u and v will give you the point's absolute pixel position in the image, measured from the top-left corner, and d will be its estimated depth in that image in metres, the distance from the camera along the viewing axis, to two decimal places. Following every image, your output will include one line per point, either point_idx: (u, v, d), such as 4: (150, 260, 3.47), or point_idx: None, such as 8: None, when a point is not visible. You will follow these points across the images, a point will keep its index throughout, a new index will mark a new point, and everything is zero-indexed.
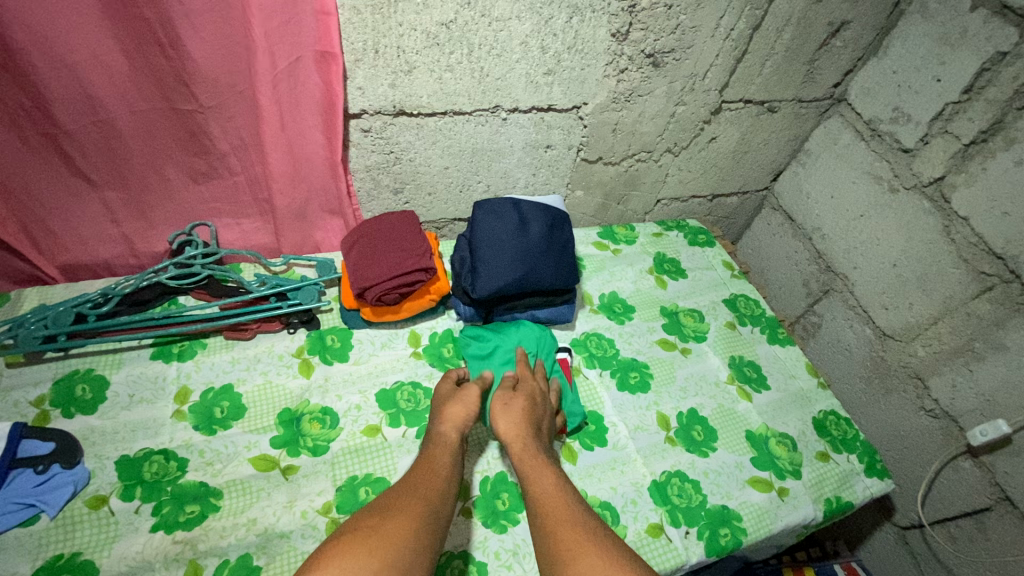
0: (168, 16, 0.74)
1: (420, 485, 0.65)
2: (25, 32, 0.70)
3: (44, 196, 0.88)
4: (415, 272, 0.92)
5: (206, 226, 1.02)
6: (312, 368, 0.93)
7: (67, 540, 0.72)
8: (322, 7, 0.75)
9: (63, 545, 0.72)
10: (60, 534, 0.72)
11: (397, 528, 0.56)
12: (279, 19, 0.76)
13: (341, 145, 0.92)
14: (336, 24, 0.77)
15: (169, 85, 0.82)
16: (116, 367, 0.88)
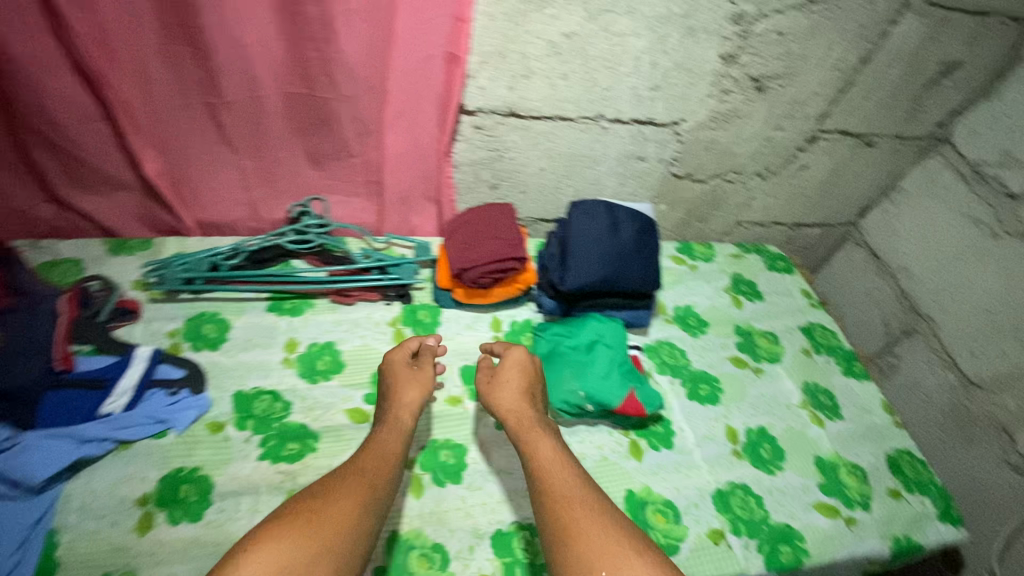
0: (333, 14, 0.84)
1: (372, 472, 0.69)
2: (211, 11, 0.82)
3: (194, 156, 1.02)
4: (510, 260, 0.96)
5: (319, 201, 1.13)
6: (404, 338, 1.01)
7: (188, 455, 0.82)
8: (459, 14, 0.84)
9: (185, 459, 0.82)
10: (183, 450, 0.83)
11: (333, 520, 0.61)
12: (420, 19, 0.85)
13: (449, 132, 1.01)
14: (469, 30, 0.86)
15: (317, 72, 0.92)
16: (238, 314, 0.99)
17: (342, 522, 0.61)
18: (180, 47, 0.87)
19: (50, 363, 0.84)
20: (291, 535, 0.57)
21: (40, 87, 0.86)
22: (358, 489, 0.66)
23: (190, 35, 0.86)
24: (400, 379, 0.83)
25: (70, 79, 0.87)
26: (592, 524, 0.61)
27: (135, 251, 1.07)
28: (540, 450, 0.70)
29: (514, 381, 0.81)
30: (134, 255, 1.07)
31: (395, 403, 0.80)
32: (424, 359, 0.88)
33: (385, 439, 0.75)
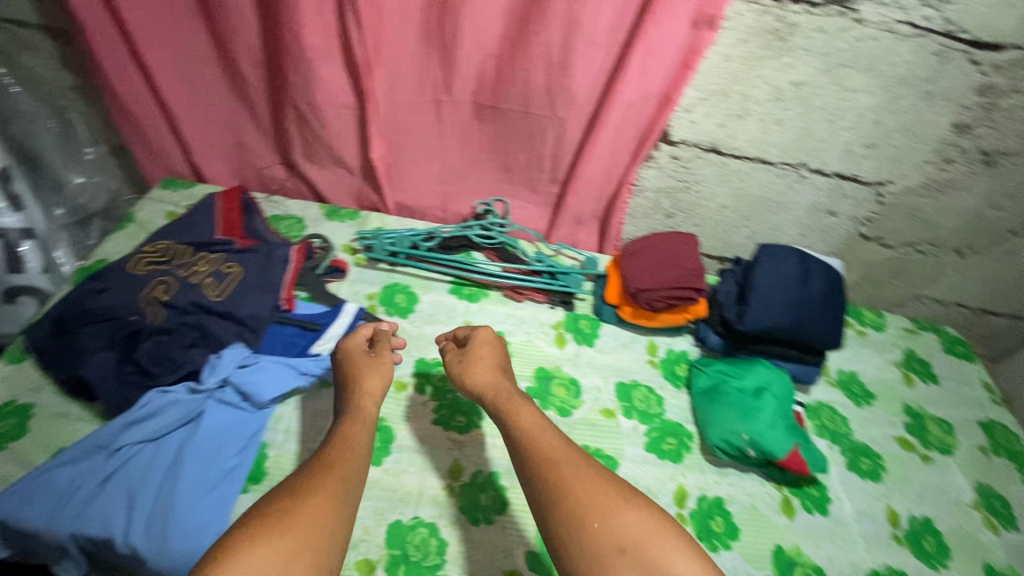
0: (575, 41, 0.90)
1: (342, 462, 0.66)
2: (467, 25, 0.93)
3: (409, 145, 1.15)
4: (690, 290, 0.96)
5: (501, 203, 1.24)
6: (565, 342, 1.04)
7: None
8: (687, 61, 0.88)
9: None
10: None
11: (313, 514, 0.57)
12: (654, 63, 0.89)
13: (636, 164, 1.05)
14: (687, 79, 0.90)
15: (538, 94, 1.00)
16: (425, 290, 1.09)
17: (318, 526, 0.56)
18: (430, 52, 0.99)
19: (273, 301, 0.98)
20: (278, 535, 0.53)
21: (315, 76, 1.01)
22: (332, 483, 0.62)
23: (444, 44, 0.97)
24: (360, 363, 0.82)
25: (340, 69, 1.01)
26: (577, 474, 0.62)
27: (344, 219, 1.19)
28: (521, 414, 0.70)
29: (484, 370, 0.80)
30: (344, 223, 1.18)
31: (360, 389, 0.79)
32: (382, 345, 0.87)
33: (350, 426, 0.73)
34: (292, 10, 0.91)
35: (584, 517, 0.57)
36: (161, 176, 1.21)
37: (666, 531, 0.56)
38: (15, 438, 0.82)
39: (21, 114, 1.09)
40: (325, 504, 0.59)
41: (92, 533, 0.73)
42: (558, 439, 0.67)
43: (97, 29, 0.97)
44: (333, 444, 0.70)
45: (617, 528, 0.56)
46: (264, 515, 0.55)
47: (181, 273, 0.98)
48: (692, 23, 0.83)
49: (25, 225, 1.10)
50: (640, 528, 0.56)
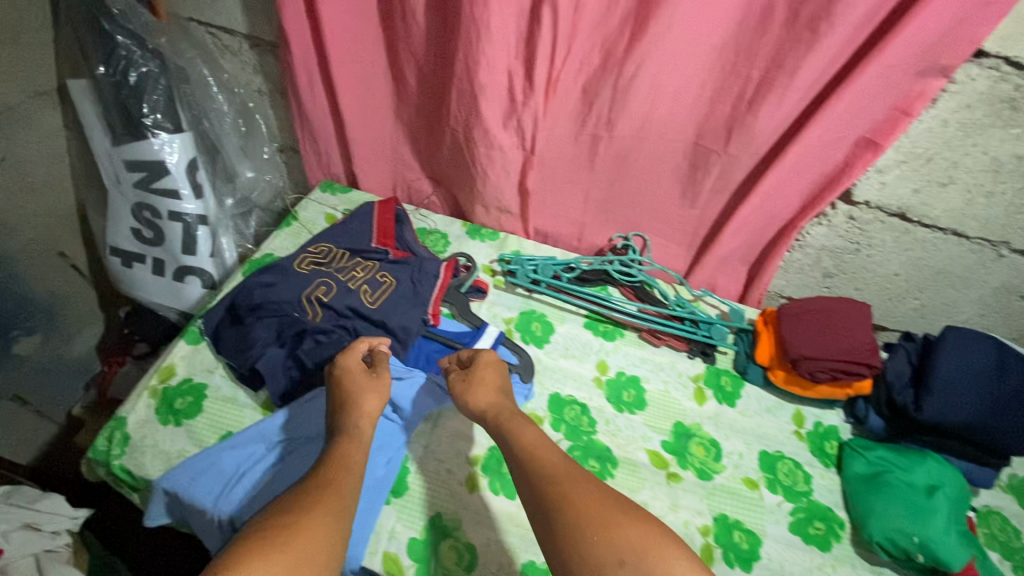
0: (773, 83, 0.86)
1: (338, 485, 0.64)
2: (653, 63, 0.90)
3: (558, 172, 1.14)
4: (860, 365, 0.88)
5: (640, 238, 1.20)
6: (705, 398, 0.99)
7: None
8: (906, 106, 0.79)
9: None
10: None
11: (310, 540, 0.55)
12: (861, 109, 0.81)
13: (809, 216, 0.97)
14: (907, 125, 0.80)
15: (719, 126, 0.96)
16: (561, 321, 1.08)
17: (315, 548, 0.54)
18: (602, 86, 0.97)
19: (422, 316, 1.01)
20: (277, 553, 0.51)
21: (480, 121, 1.00)
22: (328, 505, 0.60)
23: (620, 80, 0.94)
24: (359, 383, 0.81)
25: (497, 110, 0.98)
26: (572, 485, 0.61)
27: (485, 239, 1.22)
28: (523, 433, 0.70)
29: (475, 395, 0.79)
30: (484, 243, 1.20)
31: (358, 413, 0.77)
32: (381, 364, 0.86)
33: (349, 449, 0.72)
34: (473, 48, 0.90)
35: (583, 530, 0.55)
36: (321, 179, 1.29)
37: (672, 546, 0.53)
38: (190, 416, 0.88)
39: (213, 111, 1.19)
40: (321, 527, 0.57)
41: (246, 516, 0.78)
42: (553, 459, 0.66)
43: (292, 45, 1.00)
44: (332, 462, 0.69)
45: (619, 542, 0.53)
46: (263, 530, 0.54)
47: (341, 277, 1.04)
48: (919, 72, 0.75)
49: (201, 213, 1.20)
50: (638, 541, 0.54)
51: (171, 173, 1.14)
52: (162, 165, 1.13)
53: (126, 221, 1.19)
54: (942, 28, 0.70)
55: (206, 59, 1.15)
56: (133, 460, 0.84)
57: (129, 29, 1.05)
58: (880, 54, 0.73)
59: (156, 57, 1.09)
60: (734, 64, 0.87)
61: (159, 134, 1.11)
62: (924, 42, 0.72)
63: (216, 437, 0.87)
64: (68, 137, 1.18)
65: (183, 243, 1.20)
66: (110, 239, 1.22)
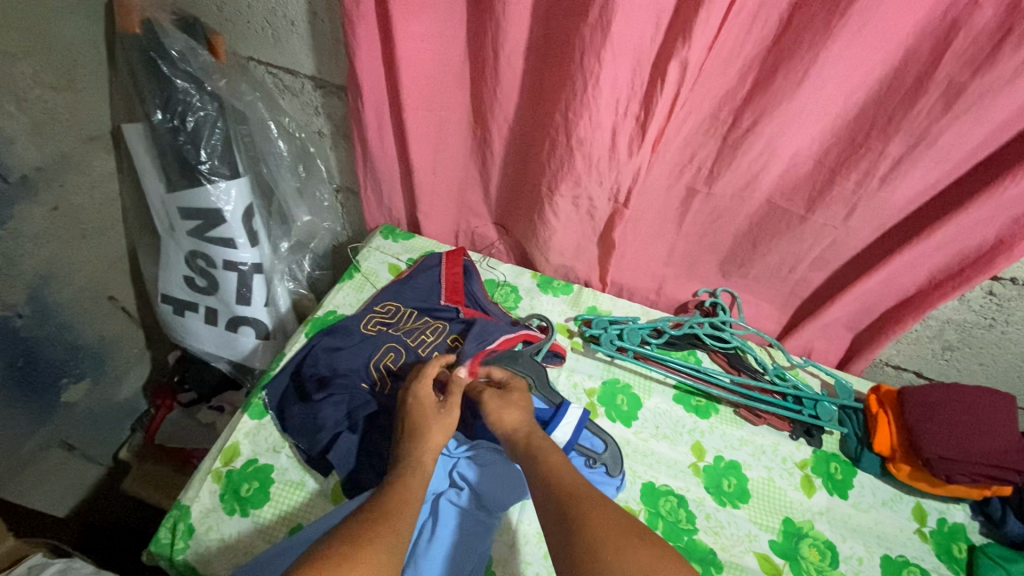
0: (918, 155, 0.74)
1: (396, 512, 0.62)
2: (772, 124, 0.79)
3: (641, 225, 1.04)
4: (1008, 469, 0.78)
5: (729, 294, 1.09)
6: (814, 489, 0.90)
7: None
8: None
9: None
10: None
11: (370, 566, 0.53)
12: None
13: (944, 297, 0.87)
14: None
15: (840, 197, 0.84)
16: (648, 393, 0.99)
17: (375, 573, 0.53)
18: (709, 140, 0.86)
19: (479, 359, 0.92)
20: None
21: (571, 171, 0.90)
22: (384, 529, 0.59)
23: (731, 136, 0.83)
24: (426, 413, 0.78)
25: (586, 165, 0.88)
26: (600, 506, 0.58)
27: (558, 293, 1.13)
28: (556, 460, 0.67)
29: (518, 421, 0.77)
30: (558, 297, 1.12)
31: (422, 442, 0.74)
32: (454, 395, 0.80)
33: (406, 481, 0.68)
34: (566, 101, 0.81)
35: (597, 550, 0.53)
36: (381, 222, 1.22)
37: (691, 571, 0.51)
38: (256, 504, 0.82)
39: (271, 154, 1.12)
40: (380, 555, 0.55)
41: None
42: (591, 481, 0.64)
43: (364, 89, 0.92)
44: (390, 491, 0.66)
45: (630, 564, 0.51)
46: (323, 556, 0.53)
47: (410, 343, 0.95)
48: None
49: (257, 261, 1.12)
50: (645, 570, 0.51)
51: (226, 222, 1.06)
52: (218, 214, 1.05)
53: (179, 269, 1.12)
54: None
55: (266, 100, 1.09)
56: (198, 555, 0.78)
57: (188, 72, 0.97)
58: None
59: (215, 100, 1.00)
60: (865, 135, 0.76)
61: (216, 182, 1.03)
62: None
63: (285, 529, 0.81)
64: (121, 179, 1.13)
65: (238, 293, 1.12)
66: (163, 287, 1.15)
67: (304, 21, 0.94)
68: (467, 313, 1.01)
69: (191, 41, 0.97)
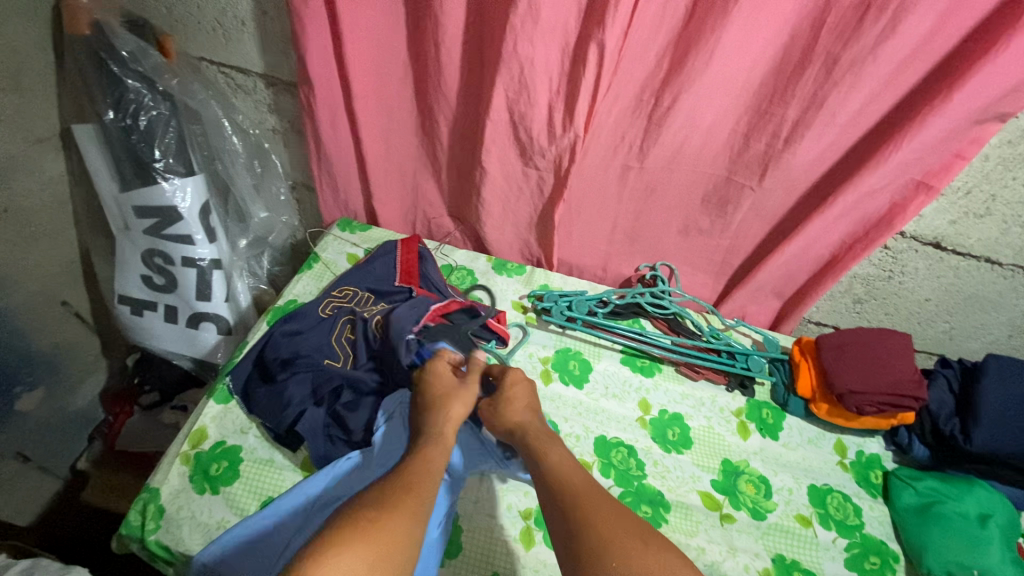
0: (812, 121, 0.85)
1: (417, 481, 0.68)
2: (690, 101, 0.89)
3: (585, 206, 1.13)
4: (908, 398, 0.89)
5: (667, 266, 1.19)
6: (749, 433, 0.99)
7: None
8: (962, 150, 0.81)
9: None
10: None
11: (397, 528, 0.59)
12: (901, 142, 0.82)
13: (854, 259, 1.00)
14: (962, 168, 0.83)
15: (754, 163, 0.95)
16: (597, 358, 1.06)
17: (403, 535, 0.59)
18: (637, 118, 0.95)
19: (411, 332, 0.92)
20: (366, 540, 0.55)
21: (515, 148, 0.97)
22: (406, 501, 0.63)
23: (656, 113, 0.93)
24: (444, 392, 0.85)
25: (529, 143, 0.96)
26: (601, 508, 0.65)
27: (512, 274, 1.20)
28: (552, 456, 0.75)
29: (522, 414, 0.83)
30: (512, 278, 1.19)
31: (441, 417, 0.81)
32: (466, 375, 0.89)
33: (428, 454, 0.74)
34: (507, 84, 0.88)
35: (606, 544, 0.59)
36: (338, 216, 1.26)
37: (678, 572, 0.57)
38: (226, 482, 0.84)
39: (226, 152, 1.15)
40: (408, 521, 0.60)
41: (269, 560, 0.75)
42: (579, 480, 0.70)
43: (315, 84, 0.97)
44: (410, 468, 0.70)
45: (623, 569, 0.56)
46: (355, 523, 0.57)
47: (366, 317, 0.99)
48: (976, 120, 0.77)
49: (215, 256, 1.14)
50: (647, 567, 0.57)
51: (183, 219, 1.08)
52: (174, 211, 1.07)
53: (135, 268, 1.13)
54: (1003, 89, 0.73)
55: (218, 99, 1.12)
56: (170, 534, 0.79)
57: (139, 72, 1.00)
58: (942, 103, 0.76)
59: (167, 99, 1.03)
60: (768, 105, 0.87)
61: (171, 179, 1.05)
62: (988, 94, 0.74)
63: (257, 504, 0.83)
64: (72, 181, 1.13)
65: (197, 289, 1.14)
66: (118, 287, 1.15)
67: (254, 22, 0.99)
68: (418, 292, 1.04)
69: (142, 41, 0.99)
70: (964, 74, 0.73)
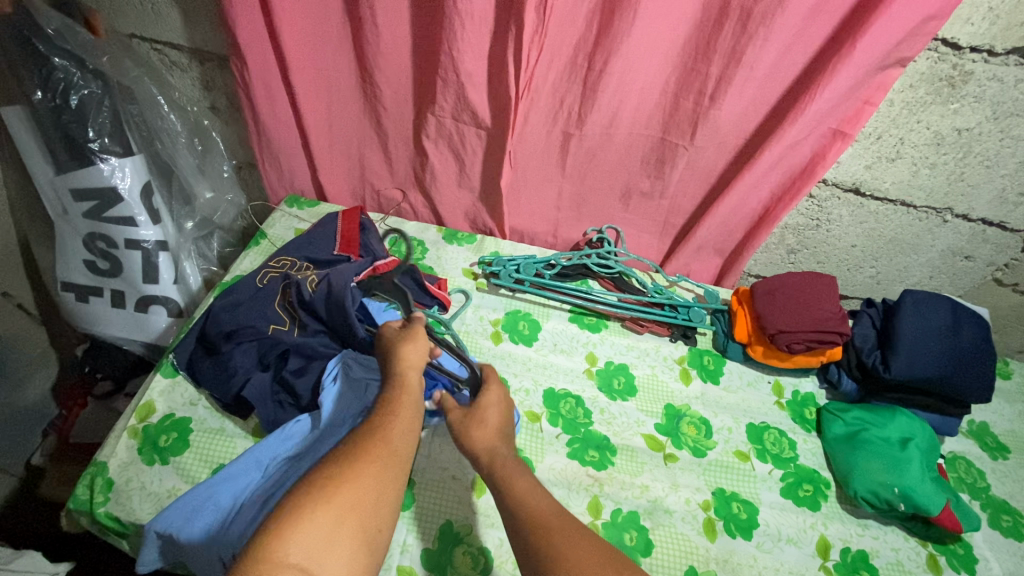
0: (733, 78, 0.88)
1: (388, 430, 0.64)
2: (619, 63, 0.91)
3: (531, 173, 1.15)
4: (833, 334, 0.94)
5: (614, 230, 1.22)
6: (691, 379, 1.04)
7: (539, 452, 0.89)
8: (868, 96, 0.86)
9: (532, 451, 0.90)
10: (535, 447, 0.90)
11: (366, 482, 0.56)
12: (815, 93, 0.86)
13: (783, 210, 1.05)
14: (870, 113, 0.87)
15: (685, 122, 0.98)
16: (546, 318, 1.10)
17: (372, 490, 0.56)
18: (573, 83, 0.97)
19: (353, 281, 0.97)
20: (324, 500, 0.53)
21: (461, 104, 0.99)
22: (373, 452, 0.60)
23: (589, 75, 0.95)
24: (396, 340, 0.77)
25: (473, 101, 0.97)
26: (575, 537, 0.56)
27: (462, 243, 1.22)
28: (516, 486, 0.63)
29: (493, 420, 0.74)
30: (462, 247, 1.21)
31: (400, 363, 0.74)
32: (415, 320, 0.82)
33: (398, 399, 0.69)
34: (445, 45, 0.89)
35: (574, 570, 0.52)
36: (285, 195, 1.26)
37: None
38: (176, 452, 0.85)
39: (164, 130, 1.14)
40: (376, 473, 0.57)
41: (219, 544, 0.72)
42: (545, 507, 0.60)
43: (248, 56, 0.96)
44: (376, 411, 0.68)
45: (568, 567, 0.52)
46: (311, 481, 0.55)
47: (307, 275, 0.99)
48: (879, 67, 0.81)
49: (160, 238, 1.12)
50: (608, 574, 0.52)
51: (123, 200, 1.06)
52: (114, 192, 1.05)
53: (77, 253, 1.10)
54: (899, 35, 0.77)
55: (152, 76, 1.11)
56: (119, 505, 0.79)
57: (66, 50, 0.99)
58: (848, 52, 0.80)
59: (98, 77, 1.02)
60: (693, 63, 0.90)
61: (107, 159, 1.03)
62: (889, 42, 0.78)
63: (208, 471, 0.84)
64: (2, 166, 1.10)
65: (143, 272, 1.12)
66: (61, 274, 1.13)
67: None
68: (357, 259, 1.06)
69: (67, 19, 0.99)
70: (865, 23, 0.77)
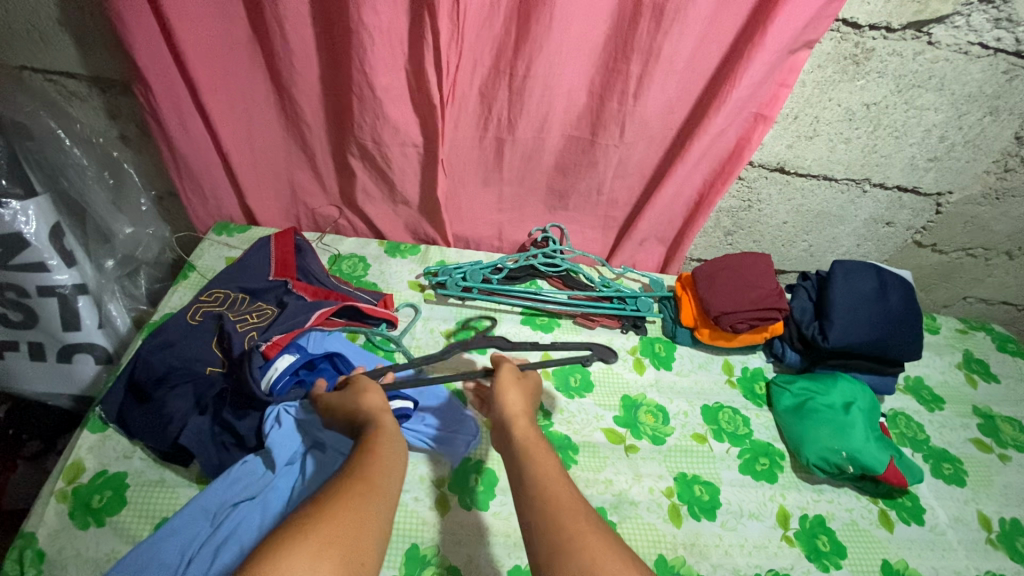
0: (654, 74, 0.90)
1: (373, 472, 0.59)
2: (542, 67, 0.91)
3: (467, 179, 1.13)
4: (772, 311, 0.98)
5: (557, 227, 1.22)
6: (645, 367, 1.05)
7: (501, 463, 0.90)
8: (783, 80, 0.89)
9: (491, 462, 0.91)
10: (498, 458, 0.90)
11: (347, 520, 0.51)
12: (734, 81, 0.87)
13: (715, 194, 1.07)
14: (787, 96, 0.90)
15: (612, 120, 0.99)
16: (498, 322, 1.09)
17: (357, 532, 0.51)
18: (499, 88, 0.96)
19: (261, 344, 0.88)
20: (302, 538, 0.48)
21: (386, 120, 0.96)
22: (356, 491, 0.55)
23: (514, 81, 0.94)
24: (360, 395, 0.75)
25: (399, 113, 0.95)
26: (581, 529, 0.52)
27: (406, 255, 1.20)
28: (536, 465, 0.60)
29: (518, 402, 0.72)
30: (406, 259, 1.19)
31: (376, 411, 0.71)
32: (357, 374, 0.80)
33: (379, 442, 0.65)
34: (363, 57, 0.86)
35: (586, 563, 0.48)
36: (213, 222, 1.20)
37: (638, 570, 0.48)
38: (112, 512, 0.79)
39: (71, 166, 1.06)
40: (357, 511, 0.53)
41: None
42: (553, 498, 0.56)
43: (152, 82, 0.90)
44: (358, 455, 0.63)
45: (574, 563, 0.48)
46: (289, 522, 0.50)
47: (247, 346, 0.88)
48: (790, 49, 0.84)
49: (78, 281, 1.04)
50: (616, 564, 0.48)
51: (31, 245, 0.96)
52: (19, 237, 0.95)
53: None
54: (804, 21, 0.80)
55: (49, 110, 1.03)
56: None
57: None
58: (759, 40, 0.82)
59: None
60: (614, 62, 0.91)
61: (7, 203, 0.94)
62: (797, 25, 0.80)
63: (151, 527, 0.78)
64: None
65: (62, 320, 1.03)
66: None
67: (74, 21, 0.93)
68: (293, 284, 1.03)
69: None
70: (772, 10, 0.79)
